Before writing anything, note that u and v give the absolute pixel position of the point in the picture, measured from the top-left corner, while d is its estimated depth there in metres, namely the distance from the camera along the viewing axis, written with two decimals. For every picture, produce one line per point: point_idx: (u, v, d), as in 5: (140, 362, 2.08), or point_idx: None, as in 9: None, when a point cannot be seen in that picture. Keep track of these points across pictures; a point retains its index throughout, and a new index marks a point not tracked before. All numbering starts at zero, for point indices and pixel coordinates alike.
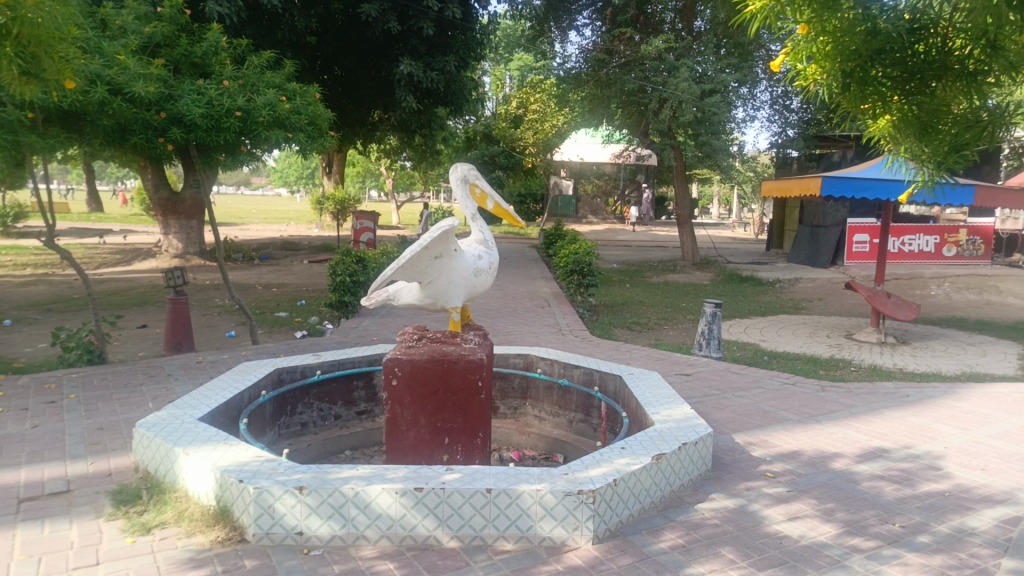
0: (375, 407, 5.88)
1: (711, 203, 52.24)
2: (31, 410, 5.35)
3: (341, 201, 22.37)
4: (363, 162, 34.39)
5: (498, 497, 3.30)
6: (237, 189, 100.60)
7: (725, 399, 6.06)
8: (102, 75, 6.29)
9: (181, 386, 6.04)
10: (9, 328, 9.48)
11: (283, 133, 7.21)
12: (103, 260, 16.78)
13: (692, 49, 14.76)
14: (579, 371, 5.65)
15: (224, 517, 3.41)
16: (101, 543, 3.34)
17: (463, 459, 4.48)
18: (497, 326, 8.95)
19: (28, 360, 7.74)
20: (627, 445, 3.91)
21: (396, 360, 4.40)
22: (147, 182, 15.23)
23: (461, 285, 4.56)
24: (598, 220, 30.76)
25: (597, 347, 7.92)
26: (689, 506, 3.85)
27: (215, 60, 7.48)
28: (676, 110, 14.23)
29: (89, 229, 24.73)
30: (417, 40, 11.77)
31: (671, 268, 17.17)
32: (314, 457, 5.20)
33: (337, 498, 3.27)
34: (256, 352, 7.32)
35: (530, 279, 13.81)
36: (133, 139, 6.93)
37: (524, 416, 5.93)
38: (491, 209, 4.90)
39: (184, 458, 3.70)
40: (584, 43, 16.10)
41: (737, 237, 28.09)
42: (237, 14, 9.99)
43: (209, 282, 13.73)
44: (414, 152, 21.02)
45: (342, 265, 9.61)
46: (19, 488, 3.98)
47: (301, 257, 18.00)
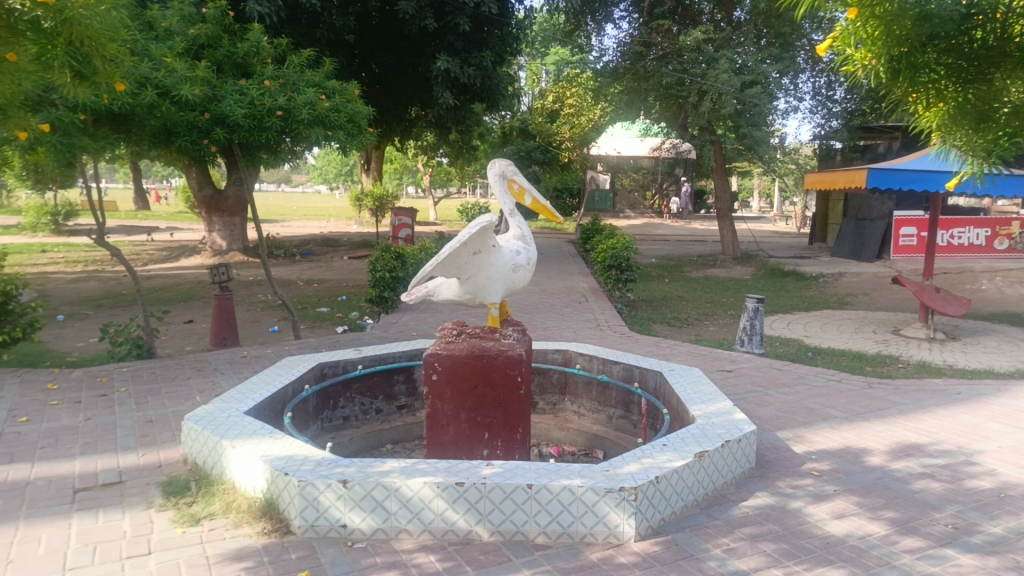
0: (415, 402, 5.93)
1: (751, 195, 51.38)
2: (84, 403, 5.51)
3: (379, 197, 22.55)
4: (399, 158, 34.65)
5: (539, 493, 3.29)
6: (276, 186, 102.51)
7: (768, 396, 5.97)
8: (150, 78, 6.45)
9: (227, 380, 6.17)
10: (61, 323, 9.78)
11: (324, 132, 7.25)
12: (150, 257, 17.20)
13: (731, 39, 14.55)
14: (619, 367, 5.61)
15: (269, 510, 3.46)
16: (152, 533, 3.43)
17: (503, 455, 4.48)
18: (536, 321, 8.94)
19: (80, 354, 7.97)
20: (668, 443, 3.86)
21: (436, 356, 4.42)
22: (192, 181, 15.45)
23: (499, 281, 4.56)
24: (636, 215, 30.56)
25: (636, 343, 7.86)
26: (732, 504, 3.79)
27: (256, 60, 7.58)
28: (716, 103, 14.04)
29: (135, 227, 25.30)
30: (453, 36, 11.82)
31: (711, 263, 16.95)
32: (355, 450, 5.27)
33: (379, 492, 3.30)
34: (298, 347, 7.43)
35: (567, 274, 13.78)
36: (178, 141, 7.04)
37: (563, 412, 5.92)
38: (530, 204, 4.89)
39: (231, 452, 3.77)
40: (621, 37, 15.93)
41: (778, 231, 27.59)
42: (276, 14, 10.16)
43: (253, 279, 13.97)
44: (452, 149, 21.12)
45: (381, 262, 9.71)
46: (73, 479, 4.11)
47: (341, 254, 18.22)
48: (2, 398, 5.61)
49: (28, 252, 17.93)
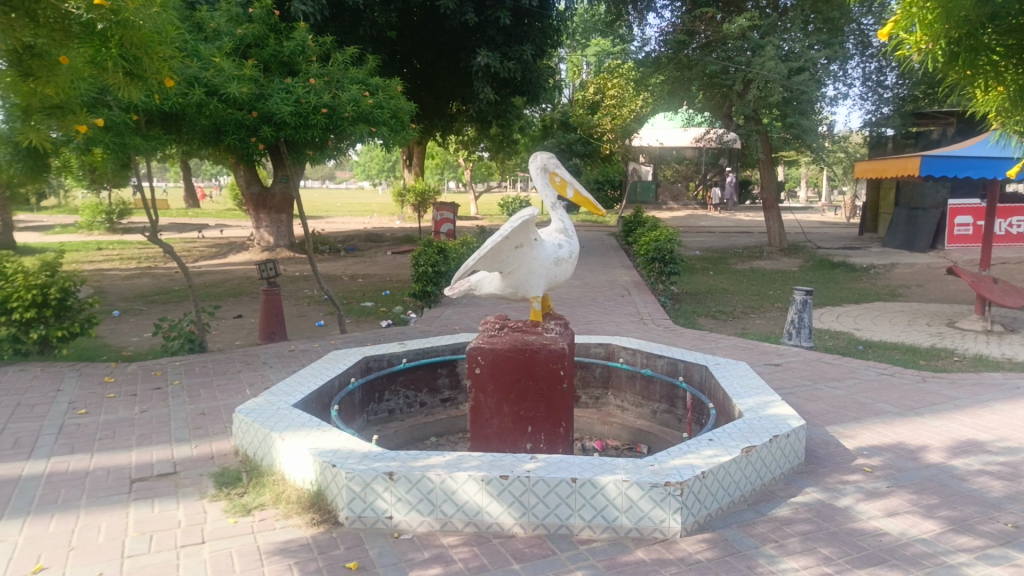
0: (459, 395, 5.97)
1: (799, 185, 50.25)
2: (140, 396, 5.69)
3: (421, 192, 22.69)
4: (441, 153, 34.85)
5: (584, 488, 3.27)
6: (321, 183, 104.13)
7: (817, 390, 5.84)
8: (199, 77, 6.61)
9: (275, 373, 6.30)
10: (117, 318, 10.10)
11: (368, 129, 7.31)
12: (201, 254, 17.66)
13: (777, 26, 14.23)
14: (663, 362, 5.55)
15: (318, 501, 3.52)
16: (206, 523, 3.53)
17: (546, 448, 4.48)
18: (578, 315, 8.91)
19: (136, 348, 8.23)
20: (715, 437, 3.82)
21: (479, 350, 4.44)
22: (239, 179, 15.80)
23: (542, 274, 4.56)
24: (678, 206, 30.20)
25: (680, 337, 7.77)
26: (781, 500, 3.73)
27: (302, 59, 7.70)
28: (762, 91, 13.76)
29: (187, 224, 26.03)
30: (494, 30, 11.82)
31: (757, 255, 16.66)
32: (400, 443, 5.33)
33: (424, 485, 3.33)
34: (344, 341, 7.55)
35: (609, 267, 13.69)
36: (227, 139, 7.17)
37: (606, 406, 5.90)
38: (572, 197, 4.87)
39: (280, 444, 3.84)
40: (663, 26, 15.72)
41: (827, 221, 26.94)
42: (320, 12, 10.31)
43: (299, 274, 14.22)
44: (492, 143, 21.16)
45: (423, 256, 9.81)
46: (130, 469, 4.25)
47: (384, 249, 18.42)
48: (63, 391, 5.83)
49: (85, 250, 18.57)
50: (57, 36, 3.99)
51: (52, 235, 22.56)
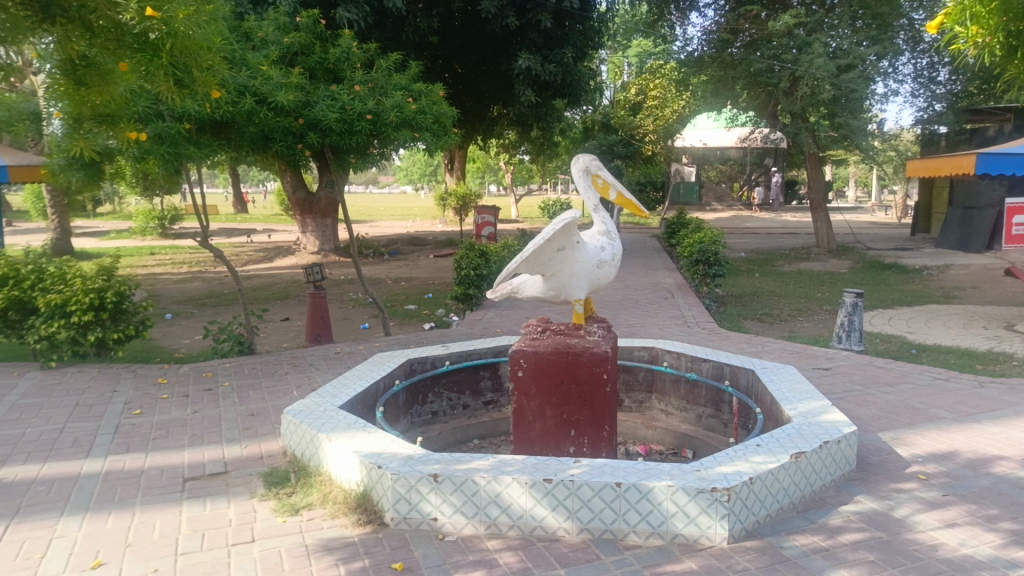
0: (501, 398, 5.98)
1: (847, 184, 49.08)
2: (192, 397, 5.84)
3: (462, 196, 22.79)
4: (482, 156, 35.03)
5: (628, 492, 3.25)
6: (365, 187, 105.63)
7: (868, 395, 5.69)
8: (248, 86, 6.77)
9: (322, 375, 6.41)
10: (169, 321, 10.40)
11: (411, 134, 7.37)
12: (250, 258, 18.06)
13: (824, 23, 13.91)
14: (708, 365, 5.47)
15: (364, 501, 3.56)
16: (256, 522, 3.60)
17: (589, 452, 4.46)
18: (620, 318, 8.85)
19: (187, 350, 8.45)
20: (762, 443, 3.75)
21: (521, 352, 4.45)
22: (286, 184, 16.11)
23: (585, 277, 4.54)
24: (723, 207, 29.79)
25: (726, 340, 7.66)
26: (832, 508, 3.64)
27: (347, 66, 7.81)
28: (811, 88, 13.48)
29: (235, 229, 26.65)
30: (535, 33, 11.84)
31: (805, 256, 16.34)
32: (444, 445, 5.38)
33: (469, 486, 3.35)
34: (388, 343, 7.64)
35: (652, 269, 13.56)
36: (275, 146, 7.29)
37: (650, 410, 5.84)
38: (615, 198, 4.85)
39: (327, 445, 3.90)
40: (706, 25, 15.46)
41: (878, 221, 26.26)
42: (364, 19, 10.46)
43: (344, 278, 14.44)
44: (534, 146, 21.17)
45: (465, 259, 9.86)
46: (183, 468, 4.36)
47: (426, 252, 18.57)
48: (119, 392, 6.02)
49: (139, 255, 19.17)
50: (111, 45, 4.16)
51: (108, 241, 23.32)
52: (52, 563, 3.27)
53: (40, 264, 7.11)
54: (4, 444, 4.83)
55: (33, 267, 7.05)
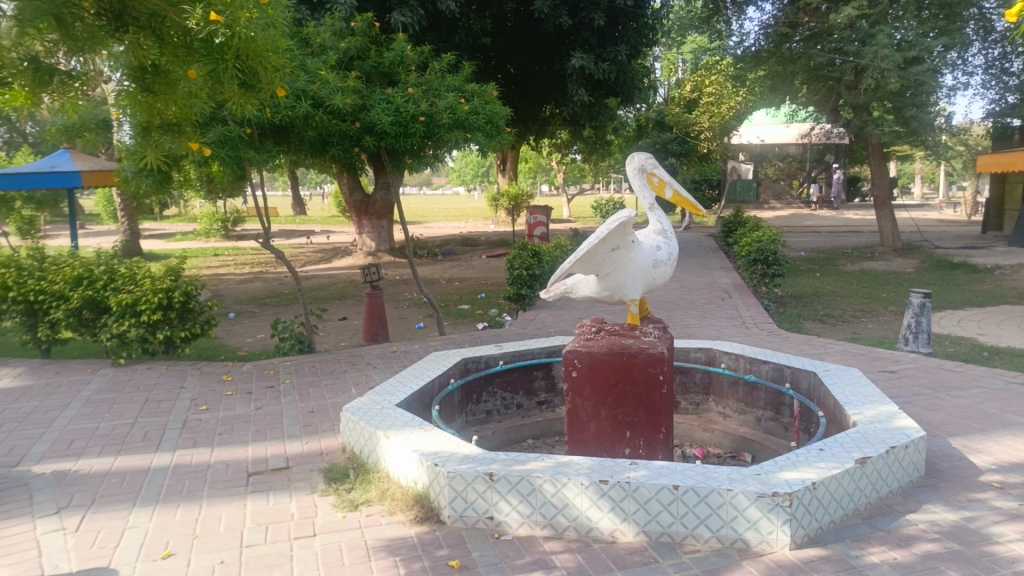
0: (555, 398, 5.98)
1: (913, 180, 47.34)
2: (255, 393, 6.02)
3: (514, 196, 22.81)
4: (534, 156, 35.07)
5: (687, 495, 3.20)
6: (419, 189, 107.05)
7: (938, 399, 5.48)
8: (306, 90, 6.92)
9: (378, 373, 6.51)
10: (233, 320, 10.74)
11: (464, 135, 7.44)
12: (308, 259, 18.49)
13: (888, 14, 13.41)
14: (767, 367, 5.35)
15: (422, 499, 3.61)
16: (317, 516, 3.69)
17: (645, 454, 4.41)
18: (676, 319, 8.74)
19: (250, 349, 8.71)
20: (826, 448, 3.65)
21: (575, 353, 4.43)
22: (343, 186, 16.43)
23: (640, 276, 4.49)
24: (781, 205, 29.13)
25: (786, 341, 7.49)
26: (899, 515, 3.53)
27: (401, 69, 7.93)
28: (876, 81, 13.03)
29: (294, 231, 27.34)
30: (588, 32, 11.78)
31: (867, 255, 15.85)
32: (498, 444, 5.41)
33: (525, 486, 3.36)
34: (443, 342, 7.71)
35: (708, 269, 13.33)
36: (332, 150, 7.42)
37: (707, 413, 5.75)
38: (670, 197, 4.80)
39: (385, 442, 3.97)
40: (764, 19, 15.09)
41: (945, 219, 25.25)
42: (418, 22, 10.59)
43: (399, 278, 14.65)
44: (586, 146, 21.08)
45: (518, 260, 9.86)
46: (248, 463, 4.50)
47: (479, 253, 18.69)
48: (186, 388, 6.24)
49: (204, 256, 19.86)
50: (180, 53, 4.29)
51: (175, 242, 24.19)
52: (125, 552, 3.41)
53: (112, 265, 7.42)
54: (80, 437, 5.06)
55: (106, 268, 7.35)
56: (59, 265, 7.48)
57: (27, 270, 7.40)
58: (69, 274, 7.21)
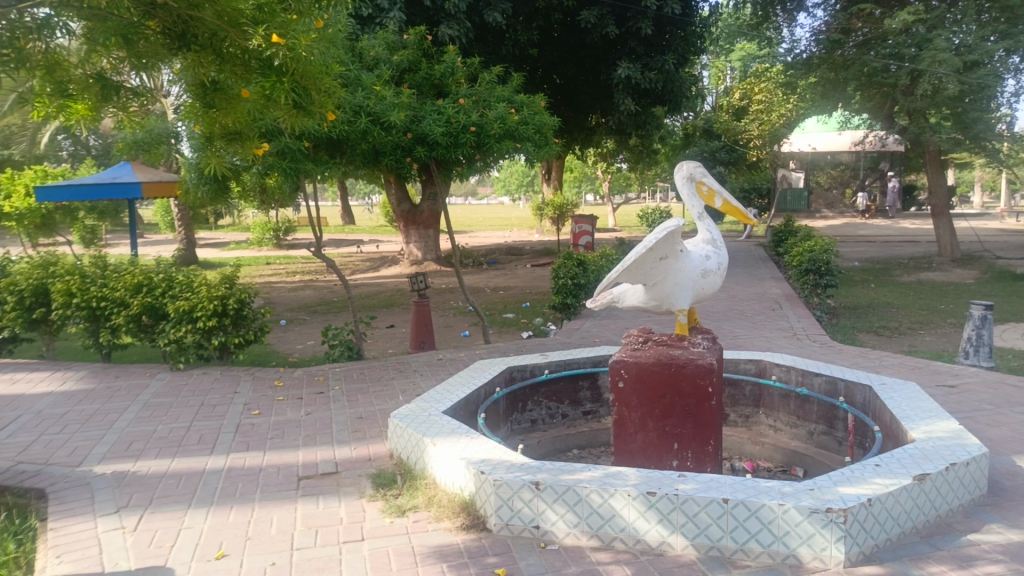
0: (600, 408, 5.95)
1: (972, 188, 45.81)
2: (305, 399, 6.14)
3: (559, 206, 22.79)
4: (580, 166, 35.06)
5: (736, 509, 3.15)
6: (465, 199, 108.00)
7: (1001, 415, 5.27)
8: (363, 106, 7.03)
9: (425, 381, 6.57)
10: (284, 327, 10.98)
11: (514, 145, 7.51)
12: (357, 267, 18.80)
13: (946, 18, 13.04)
14: (820, 380, 5.23)
15: (468, 507, 3.63)
16: (365, 521, 3.74)
17: (693, 467, 4.36)
18: (724, 330, 8.62)
19: (300, 355, 8.90)
20: (882, 463, 3.55)
21: (622, 363, 4.40)
22: (391, 196, 16.69)
23: (689, 287, 4.45)
24: (833, 214, 28.52)
25: (839, 353, 7.31)
26: (960, 534, 3.41)
27: (451, 80, 8.04)
28: (933, 87, 12.69)
29: (343, 240, 27.82)
30: (635, 41, 11.74)
31: (925, 265, 15.39)
32: (544, 453, 5.41)
33: (572, 496, 3.35)
34: (488, 351, 7.74)
35: (758, 279, 13.11)
36: (384, 161, 7.51)
37: (757, 425, 5.64)
38: (719, 207, 4.76)
39: (432, 449, 4.01)
40: (815, 25, 14.82)
41: (1009, 228, 24.34)
42: (465, 34, 10.70)
43: (445, 287, 14.78)
44: (632, 155, 20.97)
45: (563, 269, 9.86)
46: (298, 467, 4.59)
47: (524, 262, 18.75)
48: (239, 393, 6.40)
49: (256, 265, 20.37)
50: (238, 70, 4.38)
51: (228, 251, 24.82)
52: (182, 552, 3.51)
53: (170, 273, 7.66)
54: (139, 439, 5.23)
55: (164, 276, 7.60)
56: (120, 273, 7.76)
57: (90, 277, 7.70)
58: (129, 282, 7.47)
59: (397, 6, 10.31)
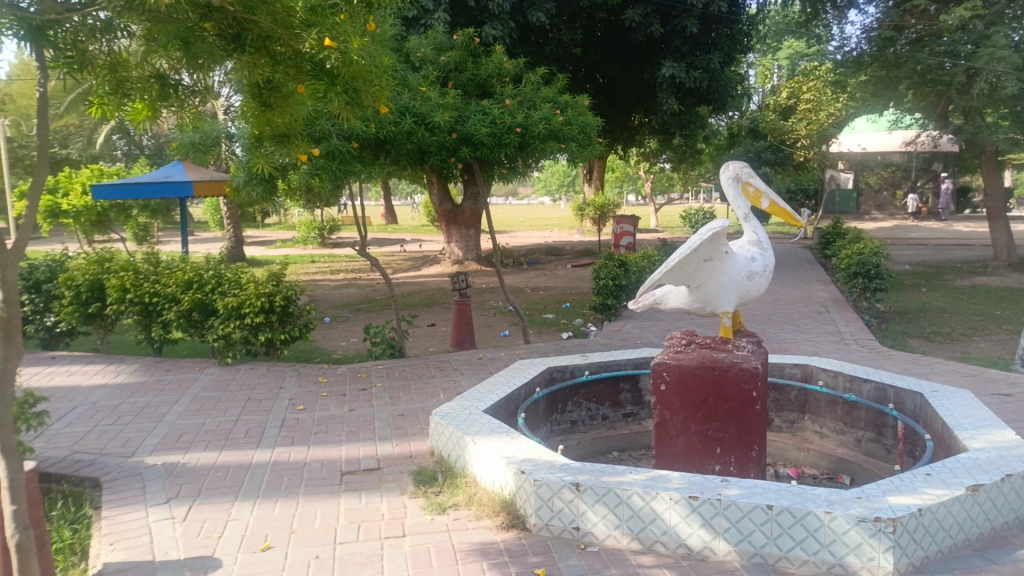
0: (641, 411, 5.90)
1: None
2: (348, 395, 6.24)
3: (601, 206, 22.67)
4: (622, 166, 34.82)
5: (781, 516, 3.11)
6: (505, 199, 108.25)
7: None
8: (409, 106, 7.11)
9: (465, 380, 6.61)
10: (328, 324, 11.15)
11: (558, 146, 7.52)
12: (399, 266, 18.98)
13: (1005, 13, 12.58)
14: (868, 387, 5.12)
15: (508, 506, 3.64)
16: (406, 518, 3.78)
17: (736, 472, 4.30)
18: (769, 333, 8.48)
19: (343, 352, 9.03)
20: (933, 472, 3.46)
21: (665, 365, 4.37)
22: (433, 196, 16.81)
23: (733, 289, 4.39)
24: (883, 216, 27.80)
25: (889, 359, 7.13)
26: (1016, 548, 3.30)
27: (497, 81, 8.09)
28: (991, 85, 12.28)
29: (386, 239, 28.11)
30: (681, 40, 11.61)
31: (980, 269, 14.91)
32: (584, 454, 5.39)
33: (613, 498, 3.34)
34: (528, 351, 7.75)
35: (804, 282, 12.85)
36: (429, 160, 7.55)
37: (803, 431, 5.53)
38: (766, 208, 4.67)
39: (473, 448, 4.03)
40: (867, 22, 14.43)
41: None
42: (509, 35, 10.72)
43: (485, 287, 14.84)
44: (675, 155, 20.76)
45: (604, 269, 9.79)
46: (342, 462, 4.66)
47: (564, 262, 18.71)
48: (285, 388, 6.52)
49: (301, 263, 20.73)
50: (291, 71, 4.50)
51: (275, 249, 25.32)
52: (228, 543, 3.60)
53: (219, 270, 7.85)
54: (188, 432, 5.37)
55: (213, 273, 7.79)
56: (171, 269, 7.98)
57: (143, 274, 7.93)
58: (180, 278, 7.67)
59: (442, 7, 10.40)
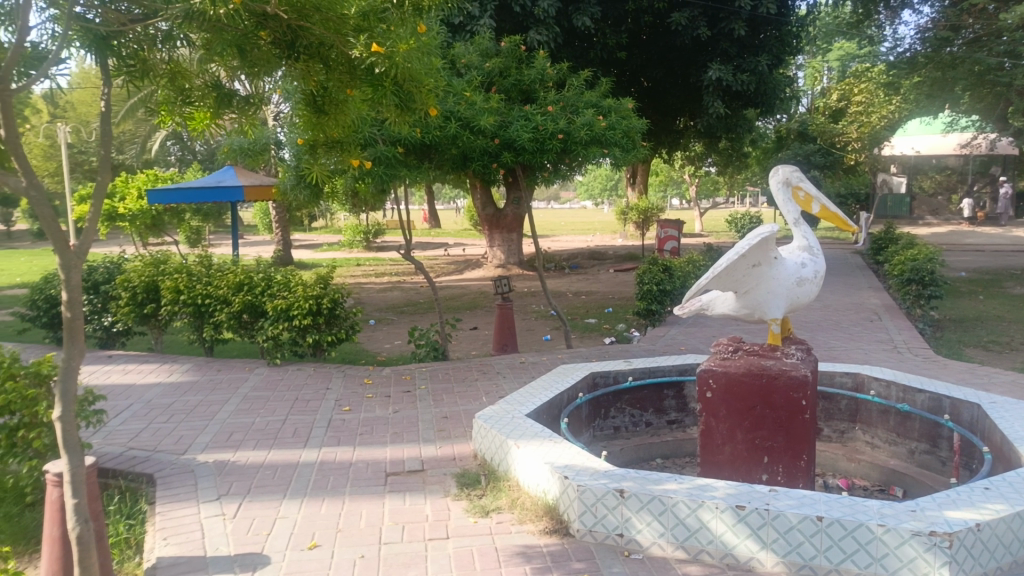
0: (686, 418, 5.83)
1: None
2: (392, 397, 6.31)
3: (644, 210, 22.49)
4: (666, 170, 34.52)
5: (831, 527, 3.04)
6: (548, 203, 108.23)
7: None
8: (454, 112, 7.19)
9: (508, 384, 6.63)
10: (373, 327, 11.31)
11: (601, 150, 7.51)
12: (442, 270, 19.13)
13: None
14: (923, 397, 4.97)
15: (552, 511, 3.64)
16: (449, 520, 3.81)
17: (784, 482, 4.22)
18: (818, 340, 8.30)
19: (388, 354, 9.14)
20: (992, 486, 3.34)
21: (711, 372, 4.32)
22: (477, 200, 16.93)
23: (782, 295, 4.32)
24: (938, 221, 26.97)
25: (945, 369, 6.91)
26: None
27: (540, 86, 8.12)
28: None
29: (429, 243, 28.36)
30: (727, 43, 11.48)
31: None
32: (627, 460, 5.36)
33: (657, 505, 3.32)
34: (571, 355, 7.73)
35: (855, 289, 12.54)
36: (473, 166, 7.53)
37: (853, 442, 5.40)
38: (816, 212, 4.58)
39: (516, 451, 4.05)
40: (921, 22, 14.06)
41: None
42: (554, 40, 10.75)
43: (528, 290, 14.86)
44: (721, 158, 20.49)
45: (648, 274, 9.63)
46: (386, 463, 4.72)
47: (607, 267, 18.62)
48: (331, 389, 6.63)
49: (347, 266, 21.07)
50: (344, 77, 4.56)
51: (321, 252, 25.78)
52: (277, 540, 3.67)
53: (268, 273, 8.03)
54: (238, 430, 5.51)
55: (263, 275, 7.96)
56: (223, 271, 8.19)
57: (196, 275, 8.16)
58: (231, 280, 7.87)
59: (488, 13, 10.45)
